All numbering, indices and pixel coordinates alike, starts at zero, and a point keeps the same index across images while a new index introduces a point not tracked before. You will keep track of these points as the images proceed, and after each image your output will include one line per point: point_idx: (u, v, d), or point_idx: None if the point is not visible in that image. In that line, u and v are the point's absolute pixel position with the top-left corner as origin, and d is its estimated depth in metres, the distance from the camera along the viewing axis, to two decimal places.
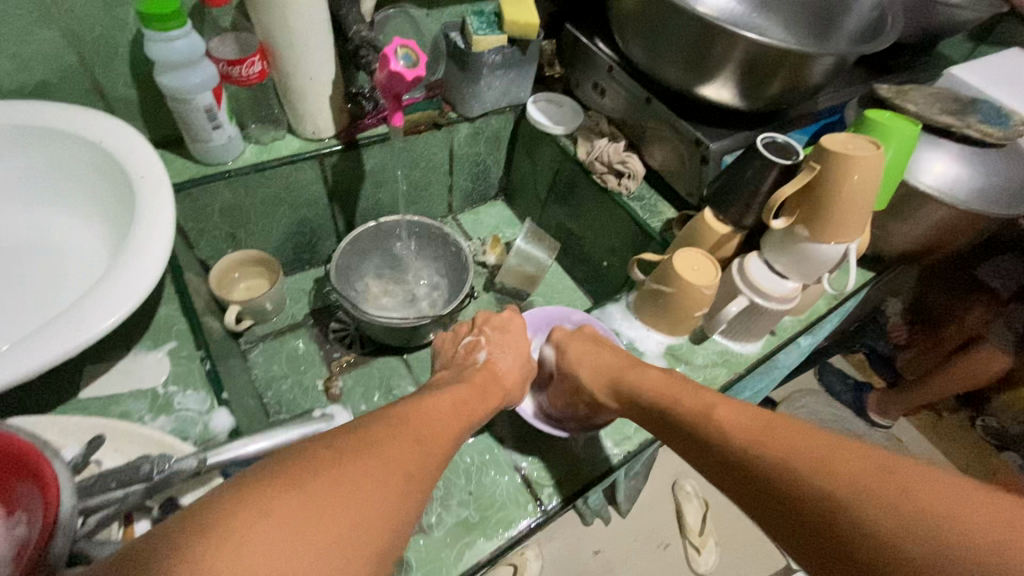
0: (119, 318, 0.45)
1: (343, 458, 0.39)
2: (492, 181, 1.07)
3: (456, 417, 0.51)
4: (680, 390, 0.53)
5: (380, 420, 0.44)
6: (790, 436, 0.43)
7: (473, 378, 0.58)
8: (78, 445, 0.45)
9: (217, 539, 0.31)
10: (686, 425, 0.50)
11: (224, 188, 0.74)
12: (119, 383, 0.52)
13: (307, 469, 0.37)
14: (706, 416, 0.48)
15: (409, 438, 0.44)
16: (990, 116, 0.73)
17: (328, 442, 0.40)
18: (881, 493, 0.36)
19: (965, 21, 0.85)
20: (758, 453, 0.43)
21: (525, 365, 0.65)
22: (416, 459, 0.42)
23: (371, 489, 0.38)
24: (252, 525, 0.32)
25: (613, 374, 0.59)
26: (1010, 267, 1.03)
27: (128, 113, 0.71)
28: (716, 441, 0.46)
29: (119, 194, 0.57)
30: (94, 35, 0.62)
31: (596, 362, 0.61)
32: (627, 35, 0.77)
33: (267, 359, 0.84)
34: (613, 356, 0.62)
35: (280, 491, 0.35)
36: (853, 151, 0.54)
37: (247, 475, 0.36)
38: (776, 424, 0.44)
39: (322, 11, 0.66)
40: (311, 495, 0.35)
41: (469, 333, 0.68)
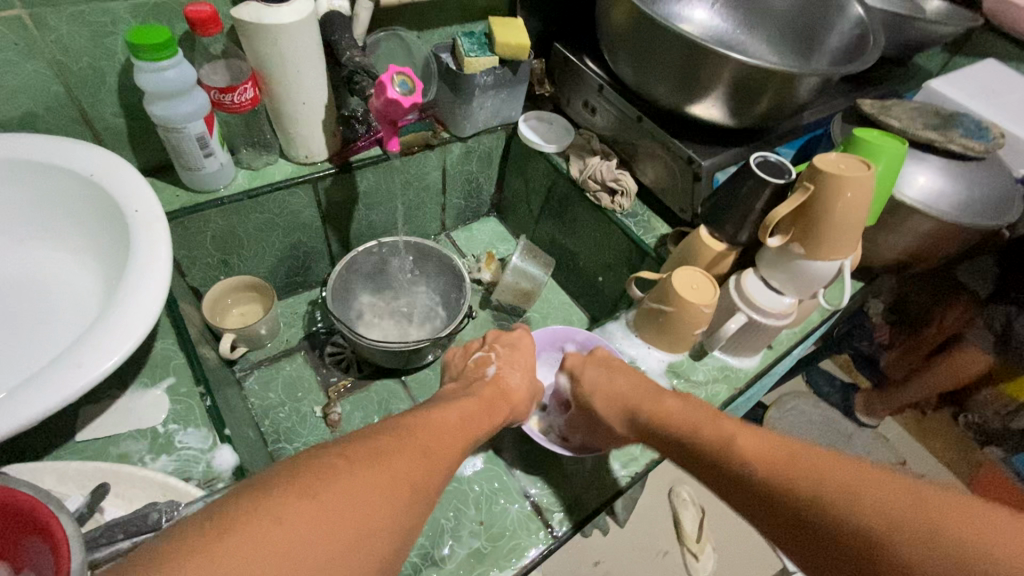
0: (120, 358, 0.44)
1: (364, 469, 0.39)
2: (484, 198, 1.07)
3: (463, 430, 0.50)
4: (695, 411, 0.55)
5: (385, 430, 0.44)
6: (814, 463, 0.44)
7: (481, 393, 0.58)
8: (81, 495, 0.44)
9: (245, 542, 0.31)
10: (704, 445, 0.51)
11: (217, 216, 0.73)
12: (118, 423, 0.51)
13: (331, 476, 0.37)
14: (726, 438, 0.50)
15: (420, 446, 0.44)
16: (971, 130, 0.75)
17: (343, 447, 0.40)
18: (901, 520, 0.39)
19: (941, 36, 0.88)
20: (782, 478, 0.45)
21: (533, 379, 0.66)
22: (423, 470, 0.42)
23: (395, 503, 0.38)
24: (281, 533, 0.33)
25: (627, 397, 0.60)
26: (985, 267, 1.02)
27: (116, 142, 0.70)
28: (736, 461, 0.48)
29: (113, 229, 0.56)
30: (82, 65, 0.61)
31: (612, 385, 0.62)
32: (616, 54, 0.78)
33: (263, 386, 0.83)
34: (625, 376, 0.63)
35: (309, 501, 0.35)
36: (845, 171, 0.56)
37: (262, 482, 0.35)
38: (800, 450, 0.46)
39: (315, 37, 0.65)
40: (339, 511, 0.35)
41: (479, 350, 0.68)
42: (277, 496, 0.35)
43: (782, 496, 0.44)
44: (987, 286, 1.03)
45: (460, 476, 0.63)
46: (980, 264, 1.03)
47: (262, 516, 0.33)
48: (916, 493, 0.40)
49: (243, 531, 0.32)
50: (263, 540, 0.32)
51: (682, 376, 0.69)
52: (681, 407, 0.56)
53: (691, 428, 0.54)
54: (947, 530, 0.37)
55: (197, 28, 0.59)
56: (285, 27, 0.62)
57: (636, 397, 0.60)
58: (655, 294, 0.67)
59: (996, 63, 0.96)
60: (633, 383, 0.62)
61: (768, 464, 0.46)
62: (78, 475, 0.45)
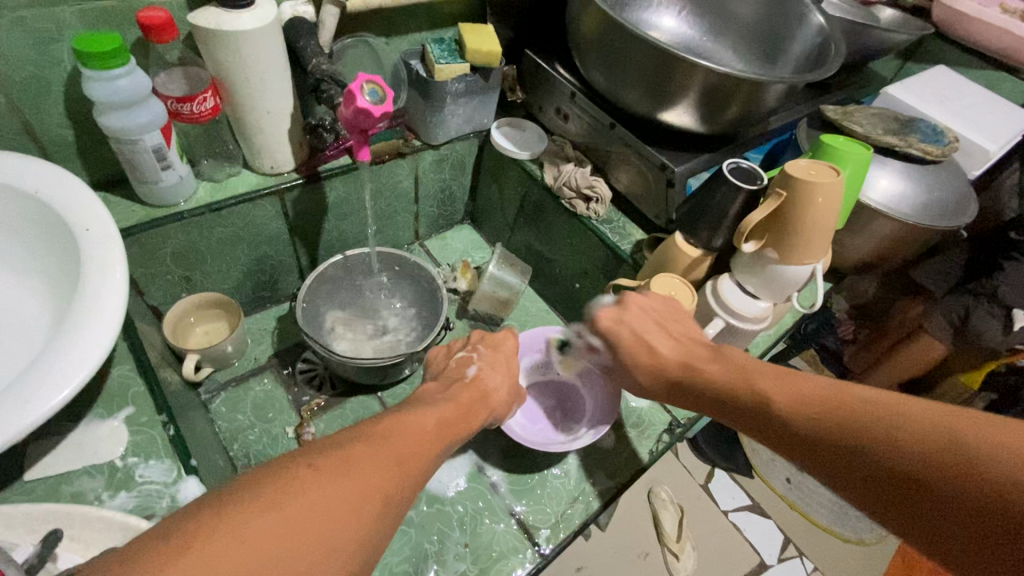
0: (73, 391, 0.41)
1: (322, 477, 0.36)
2: (458, 206, 1.06)
3: (439, 436, 0.48)
4: (742, 372, 0.51)
5: (359, 438, 0.41)
6: (842, 399, 0.43)
7: (460, 397, 0.56)
8: (32, 543, 0.41)
9: (197, 552, 0.29)
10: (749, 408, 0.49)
11: (177, 231, 0.70)
12: (70, 460, 0.47)
13: (287, 484, 0.34)
14: (764, 398, 0.48)
15: (391, 456, 0.41)
16: (928, 134, 0.78)
17: (307, 458, 0.37)
18: (921, 440, 0.38)
19: (896, 44, 0.92)
20: (805, 412, 0.44)
21: (514, 382, 0.65)
22: (395, 480, 0.39)
23: (347, 516, 0.35)
24: (220, 547, 0.30)
25: (665, 363, 0.57)
26: (946, 268, 1.07)
27: (64, 156, 0.66)
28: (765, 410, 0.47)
29: (61, 251, 0.52)
30: (24, 74, 0.57)
31: (645, 350, 0.58)
32: (587, 60, 0.77)
33: (231, 408, 0.79)
34: (666, 338, 0.58)
35: (257, 510, 0.32)
36: (816, 177, 0.57)
37: (219, 494, 0.33)
38: (837, 396, 0.44)
39: (278, 45, 0.63)
40: (288, 525, 0.32)
41: (462, 348, 0.66)
42: (221, 507, 0.32)
43: (802, 433, 0.44)
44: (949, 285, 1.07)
45: (444, 497, 0.65)
46: (941, 264, 1.08)
47: (204, 532, 0.30)
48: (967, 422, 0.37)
49: (176, 552, 0.29)
50: (198, 556, 0.29)
51: None
52: (724, 372, 0.52)
53: (738, 392, 0.50)
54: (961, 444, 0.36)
55: (151, 34, 0.56)
56: (246, 35, 0.59)
57: (674, 365, 0.57)
58: None
59: (946, 68, 1.01)
60: (672, 344, 0.58)
61: (799, 412, 0.45)
62: (28, 519, 0.42)
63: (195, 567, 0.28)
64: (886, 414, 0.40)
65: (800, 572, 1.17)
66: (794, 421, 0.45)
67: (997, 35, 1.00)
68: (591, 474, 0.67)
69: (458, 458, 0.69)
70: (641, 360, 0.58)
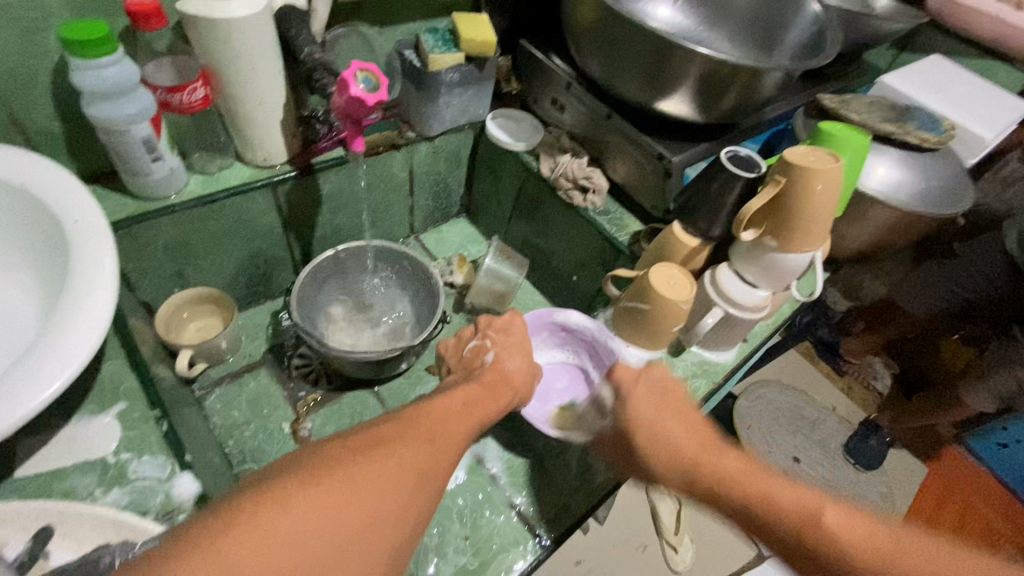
0: (64, 386, 0.40)
1: (358, 453, 0.37)
2: (453, 199, 1.05)
3: (468, 416, 0.48)
4: (766, 475, 0.45)
5: (392, 420, 0.42)
6: (835, 516, 0.41)
7: (482, 378, 0.56)
8: (23, 539, 0.40)
9: (242, 529, 0.30)
10: (788, 522, 0.42)
11: (168, 225, 0.69)
12: (61, 456, 0.46)
13: (323, 463, 0.35)
14: (814, 514, 0.41)
15: (424, 434, 0.41)
16: (925, 122, 0.78)
17: (341, 440, 0.38)
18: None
19: (892, 32, 0.91)
20: (788, 519, 0.42)
21: (533, 361, 0.64)
22: (431, 458, 0.40)
23: (389, 490, 0.35)
24: (266, 522, 0.31)
25: (680, 443, 0.50)
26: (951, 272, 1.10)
27: (51, 149, 0.64)
28: (756, 516, 0.43)
29: (52, 245, 0.51)
30: (9, 65, 0.56)
31: (659, 426, 0.51)
32: (583, 49, 0.76)
33: (226, 404, 0.78)
34: (680, 428, 0.51)
35: (299, 486, 0.33)
36: (814, 164, 0.57)
37: (259, 477, 0.35)
38: (865, 530, 0.40)
39: (270, 33, 0.62)
40: (331, 503, 0.33)
41: (472, 337, 0.65)
42: (260, 487, 0.33)
43: (789, 539, 0.42)
44: (952, 300, 1.13)
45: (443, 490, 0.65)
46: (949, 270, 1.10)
47: (249, 510, 0.31)
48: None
49: (224, 529, 0.30)
50: (247, 533, 0.30)
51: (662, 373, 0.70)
52: (725, 465, 0.46)
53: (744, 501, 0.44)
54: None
55: (139, 22, 0.54)
56: (236, 22, 0.58)
57: (692, 450, 0.49)
58: (633, 293, 0.68)
59: (941, 57, 1.01)
60: (688, 424, 0.51)
61: (783, 524, 0.42)
62: (18, 516, 0.41)
63: (243, 549, 0.29)
64: (878, 544, 0.40)
65: None
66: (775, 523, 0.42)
67: (992, 23, 1.00)
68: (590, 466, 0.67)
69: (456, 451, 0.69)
70: (646, 437, 0.51)
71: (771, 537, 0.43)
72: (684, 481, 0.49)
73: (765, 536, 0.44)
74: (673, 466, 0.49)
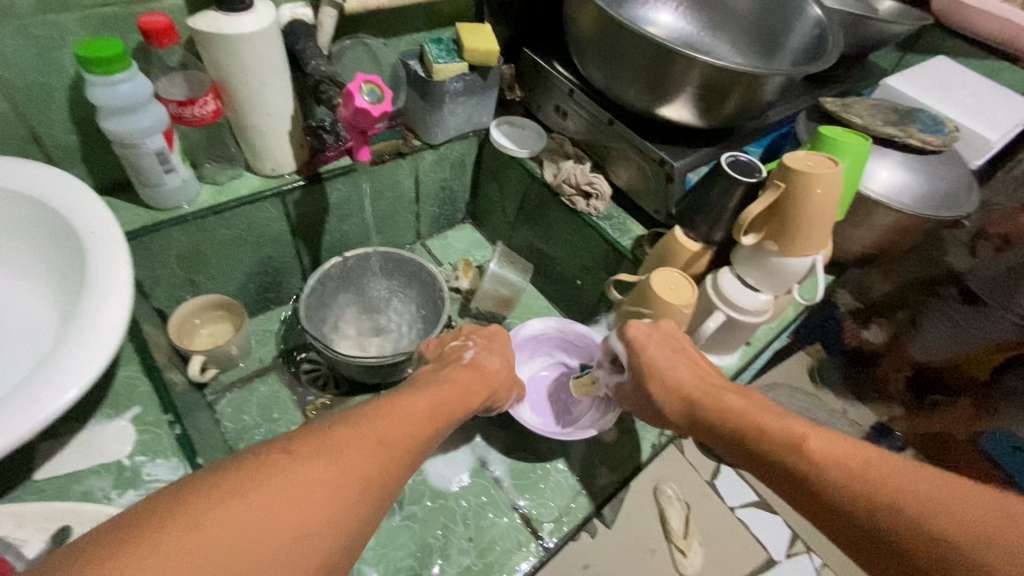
0: (80, 391, 0.42)
1: (304, 459, 0.37)
2: (459, 205, 1.07)
3: (429, 419, 0.48)
4: (761, 409, 0.52)
5: (345, 422, 0.41)
6: (806, 433, 0.47)
7: (457, 377, 0.57)
8: (42, 540, 0.42)
9: (171, 533, 0.30)
10: (773, 444, 0.48)
11: (180, 234, 0.70)
12: (79, 459, 0.48)
13: (265, 469, 0.35)
14: (795, 436, 0.47)
15: (377, 438, 0.41)
16: (928, 124, 0.78)
17: (288, 442, 0.38)
18: (874, 484, 0.41)
19: (895, 34, 0.91)
20: (766, 436, 0.49)
21: (512, 368, 0.66)
22: (380, 464, 0.40)
23: (330, 497, 0.36)
24: (195, 530, 0.30)
25: (685, 386, 0.57)
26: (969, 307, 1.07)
27: (69, 161, 0.67)
28: (749, 440, 0.50)
29: (69, 254, 0.53)
30: (28, 81, 0.58)
31: (670, 375, 0.58)
32: (585, 57, 0.77)
33: (237, 408, 0.80)
34: (694, 374, 0.58)
35: (234, 495, 0.33)
36: (815, 168, 0.57)
37: (198, 476, 0.34)
38: (835, 445, 0.45)
39: (278, 47, 0.63)
40: (266, 506, 0.33)
41: (455, 338, 0.66)
42: (195, 491, 0.32)
43: (770, 457, 0.48)
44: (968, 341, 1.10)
45: (448, 492, 0.66)
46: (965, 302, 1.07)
47: (180, 517, 0.31)
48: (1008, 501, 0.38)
49: (152, 533, 0.30)
50: (176, 537, 0.30)
51: None
52: (740, 403, 0.53)
53: (738, 425, 0.51)
54: (916, 493, 0.39)
55: (152, 39, 0.56)
56: (245, 37, 0.60)
57: (698, 392, 0.56)
58: (635, 298, 0.68)
59: (946, 58, 1.00)
60: (698, 376, 0.58)
61: (765, 441, 0.48)
62: (38, 517, 0.43)
63: (169, 549, 0.29)
64: (846, 456, 0.44)
65: (809, 568, 1.16)
66: (759, 441, 0.49)
67: (997, 23, 0.99)
68: (593, 469, 0.68)
69: (461, 454, 0.70)
70: (658, 384, 0.58)
71: (759, 461, 0.49)
72: (695, 421, 0.56)
73: (761, 466, 0.49)
74: (688, 406, 0.56)
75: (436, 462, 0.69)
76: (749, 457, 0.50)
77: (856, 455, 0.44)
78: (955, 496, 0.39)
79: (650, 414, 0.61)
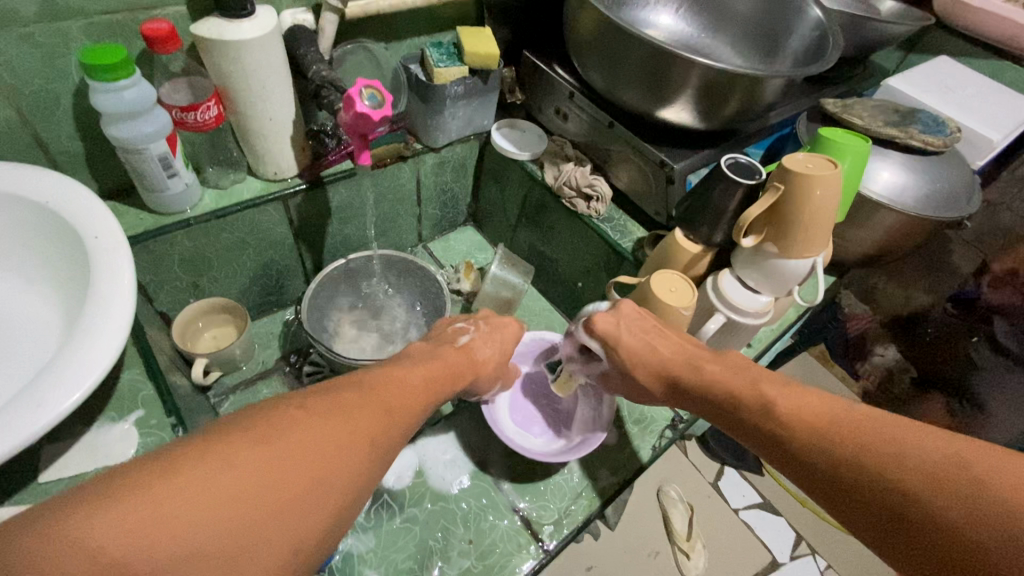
0: (85, 394, 0.42)
1: (311, 417, 0.38)
2: (460, 208, 1.07)
3: (426, 392, 0.49)
4: (737, 372, 0.52)
5: (347, 387, 0.43)
6: (780, 395, 0.47)
7: (448, 356, 0.56)
8: None
9: (186, 475, 0.31)
10: (744, 408, 0.49)
11: (183, 238, 0.71)
12: (83, 462, 0.48)
13: (275, 425, 0.36)
14: (766, 403, 0.48)
15: (379, 403, 0.42)
16: (929, 125, 0.78)
17: (295, 403, 0.39)
18: (843, 439, 0.42)
19: (895, 35, 0.91)
20: (742, 401, 0.49)
21: (505, 357, 0.65)
22: (383, 427, 0.41)
23: (337, 450, 0.37)
24: (210, 473, 0.31)
25: (665, 361, 0.57)
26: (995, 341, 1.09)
27: (73, 167, 0.67)
28: (727, 405, 0.51)
29: (73, 258, 0.53)
30: (33, 88, 0.59)
31: (645, 356, 0.57)
32: (585, 60, 0.78)
33: (240, 410, 0.80)
34: (671, 345, 0.58)
35: (247, 445, 0.34)
36: (814, 170, 0.57)
37: (210, 430, 0.35)
38: (807, 404, 0.46)
39: (280, 53, 0.64)
40: (277, 454, 0.34)
41: (461, 321, 0.66)
42: (209, 440, 0.33)
43: (749, 421, 0.48)
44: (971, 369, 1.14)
45: (448, 495, 0.67)
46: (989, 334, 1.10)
47: (194, 461, 0.32)
48: (963, 445, 0.38)
49: (169, 475, 0.30)
50: (192, 478, 0.31)
51: None
52: (717, 368, 0.53)
53: (715, 390, 0.52)
54: (882, 444, 0.40)
55: (155, 46, 0.57)
56: (247, 44, 0.60)
57: (676, 366, 0.56)
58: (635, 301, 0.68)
59: (948, 58, 1.00)
60: (674, 347, 0.57)
61: (741, 404, 0.49)
62: None
63: (185, 489, 0.30)
64: (817, 415, 0.45)
65: (813, 570, 1.16)
66: (736, 407, 0.50)
67: (999, 23, 0.99)
68: (593, 471, 0.68)
69: (462, 457, 0.70)
70: (638, 357, 0.58)
71: (738, 425, 0.50)
72: (676, 390, 0.57)
73: (740, 430, 0.50)
74: (668, 377, 0.57)
75: (436, 464, 0.70)
76: (729, 423, 0.51)
77: (827, 414, 0.44)
78: (920, 443, 0.39)
79: (630, 386, 0.62)
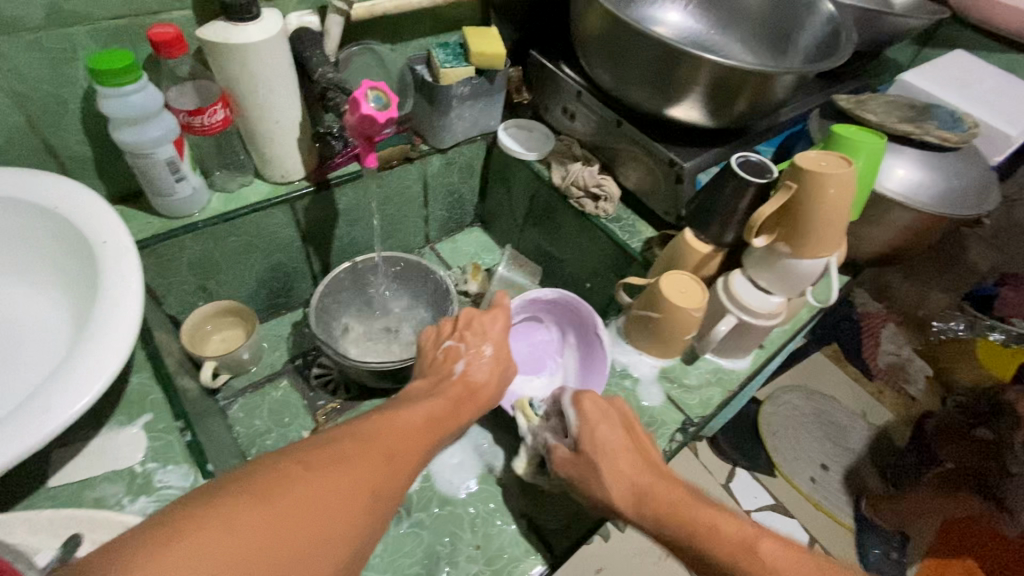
0: (91, 400, 0.42)
1: (315, 472, 0.38)
2: (468, 209, 1.07)
3: (428, 434, 0.48)
4: (704, 506, 0.48)
5: (350, 435, 0.42)
6: (760, 543, 0.45)
7: (448, 392, 0.56)
8: (55, 546, 0.43)
9: (187, 539, 0.31)
10: (722, 558, 0.45)
11: (191, 241, 0.71)
12: (94, 465, 0.49)
13: (278, 480, 0.36)
14: (746, 544, 0.45)
15: (382, 451, 0.42)
16: (945, 121, 0.76)
17: (299, 454, 0.39)
18: None
19: (910, 29, 0.89)
20: (714, 543, 0.46)
21: (503, 372, 0.63)
22: (387, 477, 0.41)
23: (339, 509, 0.37)
24: (211, 534, 0.31)
25: (634, 479, 0.52)
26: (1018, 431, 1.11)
27: (82, 171, 0.68)
28: (696, 544, 0.47)
29: (82, 264, 0.53)
30: (42, 94, 0.59)
31: (611, 467, 0.53)
32: (592, 59, 0.77)
33: (249, 412, 0.80)
34: (635, 458, 0.54)
35: (249, 503, 0.34)
36: (828, 168, 0.56)
37: (214, 485, 0.35)
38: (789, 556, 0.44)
39: (285, 55, 0.64)
40: (277, 513, 0.34)
41: (449, 337, 0.64)
42: (208, 501, 0.33)
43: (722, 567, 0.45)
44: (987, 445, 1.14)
45: (455, 500, 0.66)
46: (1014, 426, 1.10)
47: (195, 522, 0.32)
48: None
49: (175, 536, 0.31)
50: (191, 544, 0.31)
51: (675, 382, 0.70)
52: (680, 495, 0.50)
53: (680, 524, 0.48)
54: None
55: (161, 50, 0.57)
56: (253, 47, 0.60)
57: (648, 484, 0.52)
58: (643, 301, 0.68)
59: (965, 52, 0.98)
60: (639, 463, 0.53)
61: (715, 550, 0.46)
62: (51, 524, 0.44)
63: (184, 556, 0.30)
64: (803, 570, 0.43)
65: None
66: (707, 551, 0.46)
67: (1018, 15, 0.96)
68: None
69: (470, 459, 0.70)
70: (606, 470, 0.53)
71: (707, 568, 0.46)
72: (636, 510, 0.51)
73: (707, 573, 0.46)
74: (637, 497, 0.51)
75: (444, 468, 0.69)
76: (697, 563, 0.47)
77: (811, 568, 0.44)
78: None
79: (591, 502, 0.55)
